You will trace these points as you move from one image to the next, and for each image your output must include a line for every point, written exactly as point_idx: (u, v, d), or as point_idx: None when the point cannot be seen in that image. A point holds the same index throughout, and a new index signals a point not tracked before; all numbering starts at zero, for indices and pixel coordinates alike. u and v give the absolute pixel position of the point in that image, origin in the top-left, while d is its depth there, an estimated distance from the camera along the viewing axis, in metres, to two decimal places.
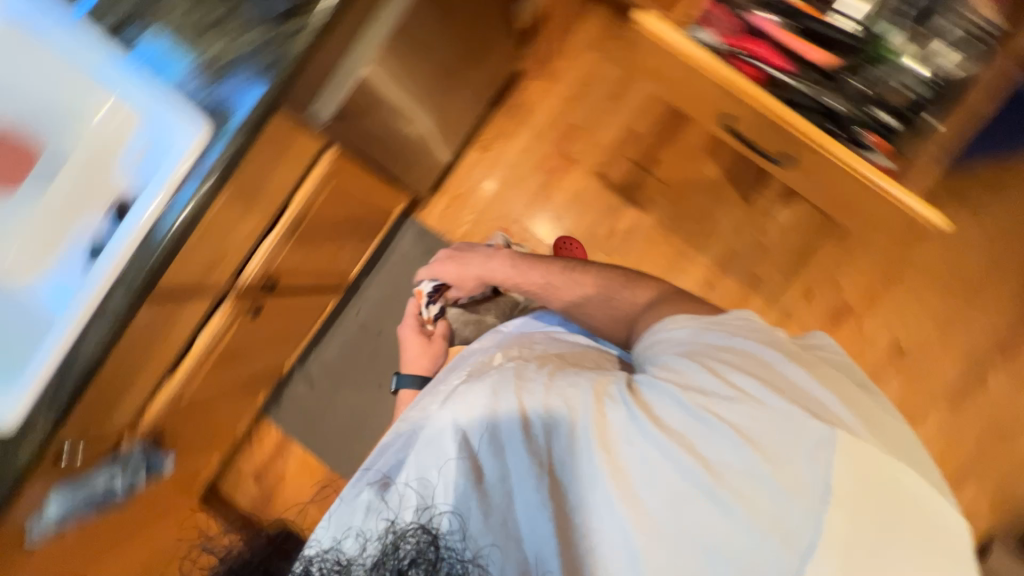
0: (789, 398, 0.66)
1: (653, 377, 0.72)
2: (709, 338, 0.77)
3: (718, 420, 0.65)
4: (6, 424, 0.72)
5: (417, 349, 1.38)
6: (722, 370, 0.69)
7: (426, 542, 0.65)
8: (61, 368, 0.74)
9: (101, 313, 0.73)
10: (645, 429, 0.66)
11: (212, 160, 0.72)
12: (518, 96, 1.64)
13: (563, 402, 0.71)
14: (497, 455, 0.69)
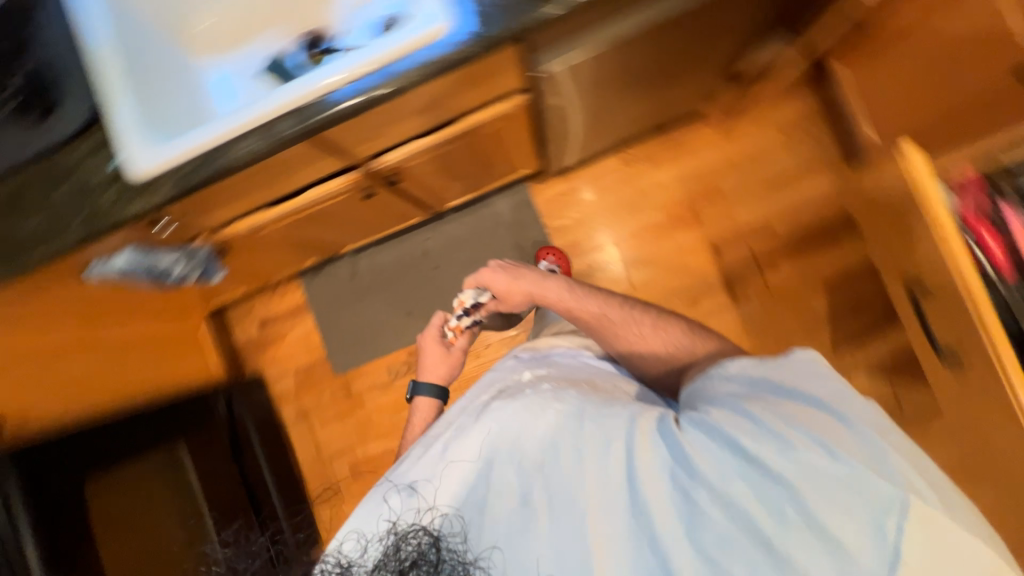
0: (853, 454, 0.61)
1: (700, 418, 0.69)
2: (770, 387, 0.72)
3: (775, 474, 0.61)
4: (139, 173, 0.75)
5: (437, 359, 1.24)
6: (779, 420, 0.65)
7: (429, 544, 0.67)
8: (204, 155, 0.75)
9: (265, 130, 0.74)
10: (690, 469, 0.66)
11: (438, 52, 0.71)
12: (685, 134, 1.59)
13: (607, 433, 0.73)
14: (518, 478, 0.73)
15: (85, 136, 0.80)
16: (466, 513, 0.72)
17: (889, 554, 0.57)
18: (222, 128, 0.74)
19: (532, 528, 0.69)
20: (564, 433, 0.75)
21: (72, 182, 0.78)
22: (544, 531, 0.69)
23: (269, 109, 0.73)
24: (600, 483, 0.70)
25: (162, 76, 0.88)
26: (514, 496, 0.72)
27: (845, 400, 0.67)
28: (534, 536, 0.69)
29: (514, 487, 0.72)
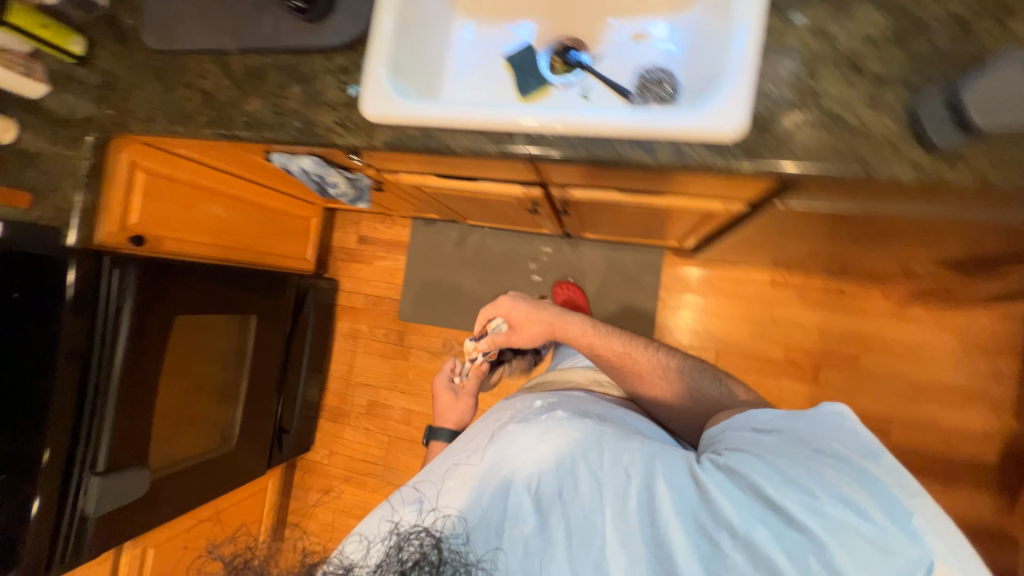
0: (876, 511, 0.59)
1: (718, 464, 0.69)
2: (793, 444, 0.69)
3: (795, 526, 0.61)
4: (366, 112, 0.77)
5: (451, 402, 1.29)
6: (800, 472, 0.64)
7: (432, 543, 0.68)
8: (430, 128, 0.75)
9: (495, 136, 0.72)
10: (704, 512, 0.66)
11: (695, 154, 0.64)
12: (854, 290, 1.42)
13: (619, 469, 0.72)
14: (529, 481, 0.74)
15: (335, 54, 0.81)
16: (471, 514, 0.74)
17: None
18: (462, 115, 0.72)
19: (542, 532, 0.70)
20: (577, 451, 0.75)
21: (305, 89, 0.81)
22: (552, 532, 0.70)
23: (513, 121, 0.70)
24: (611, 509, 0.69)
25: (430, 27, 0.88)
26: (531, 497, 0.73)
27: (872, 458, 0.65)
28: (542, 545, 0.69)
29: (525, 489, 0.74)
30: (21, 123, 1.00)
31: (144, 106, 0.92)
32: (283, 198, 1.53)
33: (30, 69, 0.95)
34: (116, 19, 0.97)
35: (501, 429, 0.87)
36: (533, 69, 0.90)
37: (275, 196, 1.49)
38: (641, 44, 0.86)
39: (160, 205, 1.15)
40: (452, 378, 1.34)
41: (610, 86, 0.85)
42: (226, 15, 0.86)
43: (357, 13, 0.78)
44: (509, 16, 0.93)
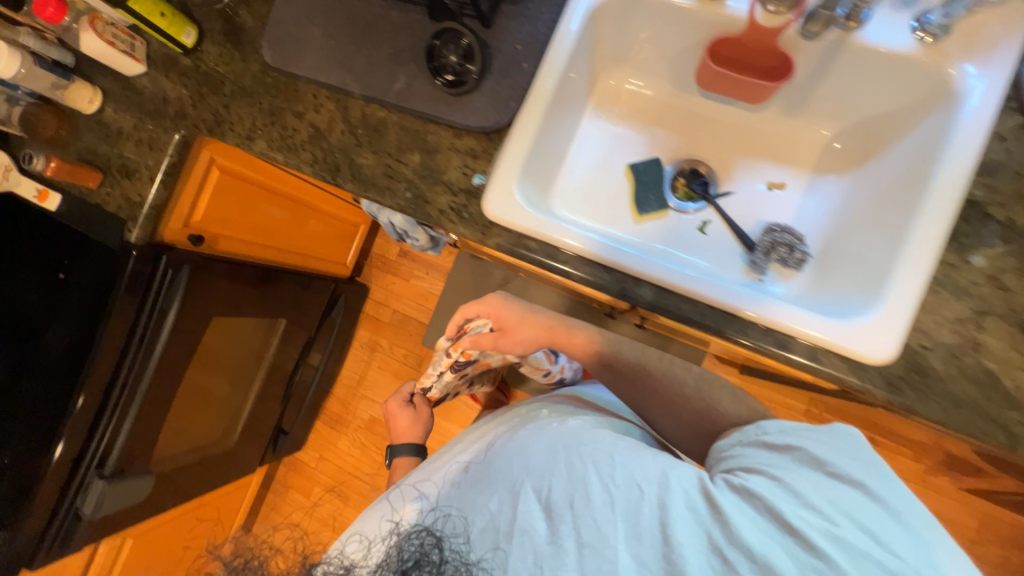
0: (902, 542, 0.55)
1: (733, 485, 0.63)
2: (809, 465, 0.62)
3: (815, 552, 0.55)
4: (488, 207, 0.72)
5: (408, 420, 1.26)
6: (824, 496, 0.59)
7: (432, 544, 0.63)
8: (552, 246, 0.71)
9: (623, 279, 0.68)
10: (719, 534, 0.59)
11: (830, 364, 0.61)
12: (889, 446, 1.41)
13: (635, 483, 0.64)
14: (536, 480, 0.68)
15: (467, 134, 0.76)
16: (476, 509, 0.68)
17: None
18: (590, 244, 0.68)
19: (548, 540, 0.62)
20: (584, 458, 0.69)
21: (425, 161, 0.77)
22: (558, 532, 0.62)
23: (644, 269, 0.66)
24: (623, 517, 0.61)
25: (563, 125, 0.83)
26: (542, 504, 0.65)
27: (893, 484, 0.59)
28: (545, 553, 0.61)
29: (533, 490, 0.67)
30: (108, 93, 0.95)
31: (245, 120, 0.86)
32: (340, 203, 1.47)
33: (134, 46, 0.90)
34: (234, 17, 0.90)
35: (509, 437, 0.83)
36: (655, 186, 0.86)
37: (332, 201, 1.44)
38: (775, 195, 0.82)
39: (226, 203, 1.09)
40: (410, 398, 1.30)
41: (732, 229, 0.82)
42: (359, 56, 0.81)
43: (503, 103, 0.73)
44: (640, 124, 0.89)
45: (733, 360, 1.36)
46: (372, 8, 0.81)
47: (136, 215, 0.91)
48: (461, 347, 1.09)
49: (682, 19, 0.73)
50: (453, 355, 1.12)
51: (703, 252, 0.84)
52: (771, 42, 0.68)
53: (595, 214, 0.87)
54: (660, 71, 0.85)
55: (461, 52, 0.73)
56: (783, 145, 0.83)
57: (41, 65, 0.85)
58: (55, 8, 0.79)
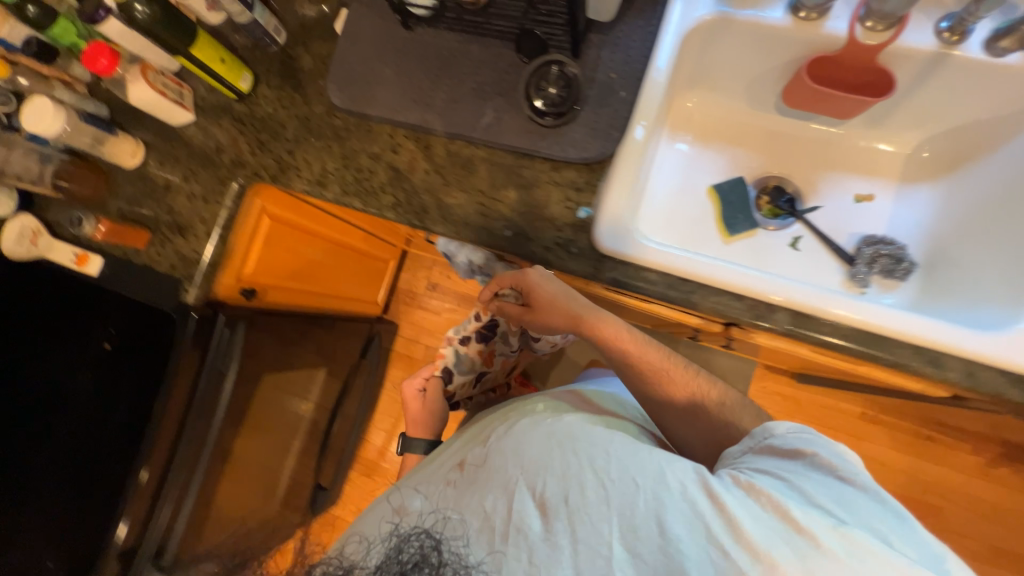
0: (903, 539, 0.50)
1: (739, 483, 0.57)
2: (814, 465, 0.57)
3: (822, 550, 0.49)
4: (604, 244, 0.69)
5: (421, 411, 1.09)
6: (822, 493, 0.54)
7: (431, 546, 0.62)
8: (675, 278, 0.68)
9: (756, 306, 0.66)
10: (721, 529, 0.53)
11: (988, 379, 0.60)
12: (949, 441, 1.41)
13: (629, 479, 0.59)
14: (529, 477, 0.63)
15: (566, 166, 0.73)
16: (468, 509, 0.64)
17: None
18: (713, 271, 0.66)
19: (542, 536, 0.58)
20: (578, 456, 0.64)
21: (522, 197, 0.73)
22: (552, 532, 0.58)
23: (775, 293, 0.64)
24: (615, 514, 0.57)
25: (651, 152, 0.81)
26: (535, 501, 0.61)
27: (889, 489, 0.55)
28: (537, 552, 0.57)
29: (525, 487, 0.62)
30: (150, 146, 0.88)
31: (313, 164, 0.81)
32: (375, 242, 1.41)
33: (182, 95, 0.84)
34: (291, 59, 0.85)
35: (502, 428, 0.76)
36: (742, 206, 0.85)
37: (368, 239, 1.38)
38: (864, 207, 0.82)
39: (274, 252, 1.02)
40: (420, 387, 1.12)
41: (829, 245, 0.81)
42: (438, 93, 0.77)
43: (603, 132, 0.71)
44: (717, 144, 0.88)
45: (793, 370, 1.34)
46: (448, 43, 0.78)
47: (193, 274, 0.84)
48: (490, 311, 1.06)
49: (775, 40, 0.72)
50: (480, 319, 1.08)
51: (800, 268, 0.82)
52: (871, 60, 0.69)
53: (684, 237, 0.85)
54: (738, 91, 0.84)
55: (559, 82, 0.71)
56: (864, 158, 0.83)
57: (85, 120, 0.79)
58: (108, 59, 0.73)
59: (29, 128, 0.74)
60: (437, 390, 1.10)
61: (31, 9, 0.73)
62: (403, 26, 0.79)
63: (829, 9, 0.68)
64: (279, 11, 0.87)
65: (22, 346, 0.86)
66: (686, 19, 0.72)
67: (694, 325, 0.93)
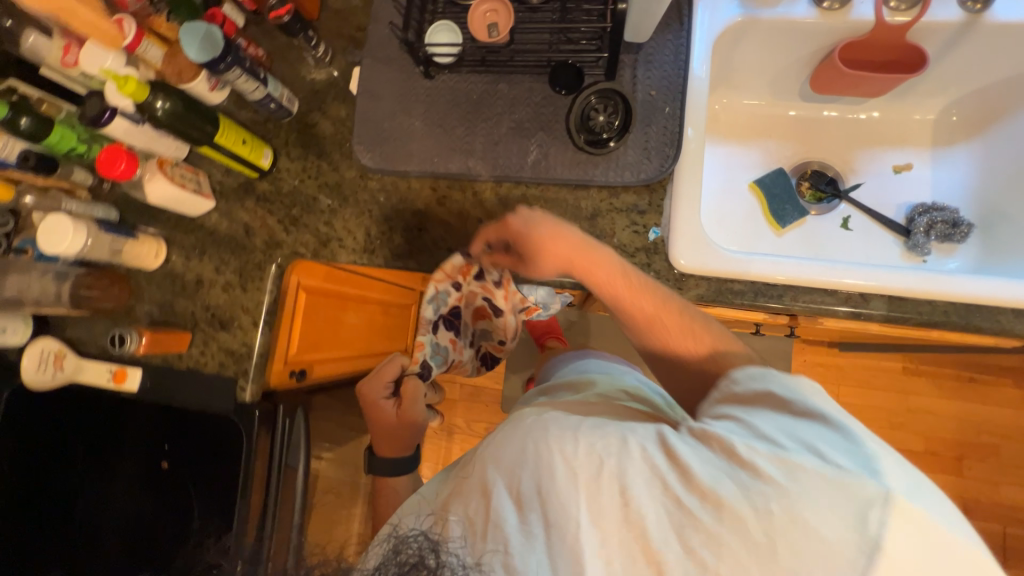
0: (838, 448, 0.44)
1: (693, 433, 0.50)
2: (761, 404, 0.51)
3: (764, 479, 0.44)
4: (684, 263, 0.68)
5: (397, 414, 0.90)
6: (764, 422, 0.48)
7: (428, 546, 0.49)
8: (761, 283, 0.67)
9: (847, 297, 0.66)
10: (672, 479, 0.46)
11: None
12: (990, 379, 1.45)
13: (589, 453, 0.48)
14: (504, 469, 0.50)
15: (623, 190, 0.71)
16: (457, 503, 0.51)
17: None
18: (803, 273, 0.65)
19: (519, 530, 0.47)
20: (545, 435, 0.50)
21: (587, 228, 0.71)
22: (529, 527, 0.47)
23: (870, 283, 0.64)
24: (581, 490, 0.47)
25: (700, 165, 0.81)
26: (509, 496, 0.49)
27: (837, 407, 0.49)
28: (514, 547, 0.47)
29: (501, 482, 0.49)
30: (170, 241, 0.83)
31: (356, 233, 0.77)
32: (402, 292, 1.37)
33: (200, 183, 0.79)
34: (309, 126, 0.82)
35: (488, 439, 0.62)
36: (788, 196, 0.84)
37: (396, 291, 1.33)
38: (906, 176, 0.83)
39: (314, 325, 0.96)
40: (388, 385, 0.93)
41: (881, 219, 0.81)
42: (476, 138, 0.75)
43: (657, 151, 0.70)
44: (748, 139, 0.88)
45: (835, 340, 1.35)
46: (474, 85, 0.76)
47: (246, 368, 0.78)
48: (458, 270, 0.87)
49: (801, 34, 0.73)
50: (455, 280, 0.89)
51: (859, 247, 0.82)
52: (900, 40, 0.70)
53: (739, 236, 0.83)
54: (762, 86, 0.84)
55: (605, 110, 0.70)
56: (894, 132, 0.85)
57: (105, 228, 0.74)
58: (127, 162, 0.68)
59: (48, 249, 0.68)
60: (415, 398, 0.91)
61: (26, 120, 0.68)
62: (426, 76, 0.76)
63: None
64: (287, 80, 0.83)
65: (79, 474, 0.81)
66: (713, 28, 0.73)
67: (758, 320, 0.92)
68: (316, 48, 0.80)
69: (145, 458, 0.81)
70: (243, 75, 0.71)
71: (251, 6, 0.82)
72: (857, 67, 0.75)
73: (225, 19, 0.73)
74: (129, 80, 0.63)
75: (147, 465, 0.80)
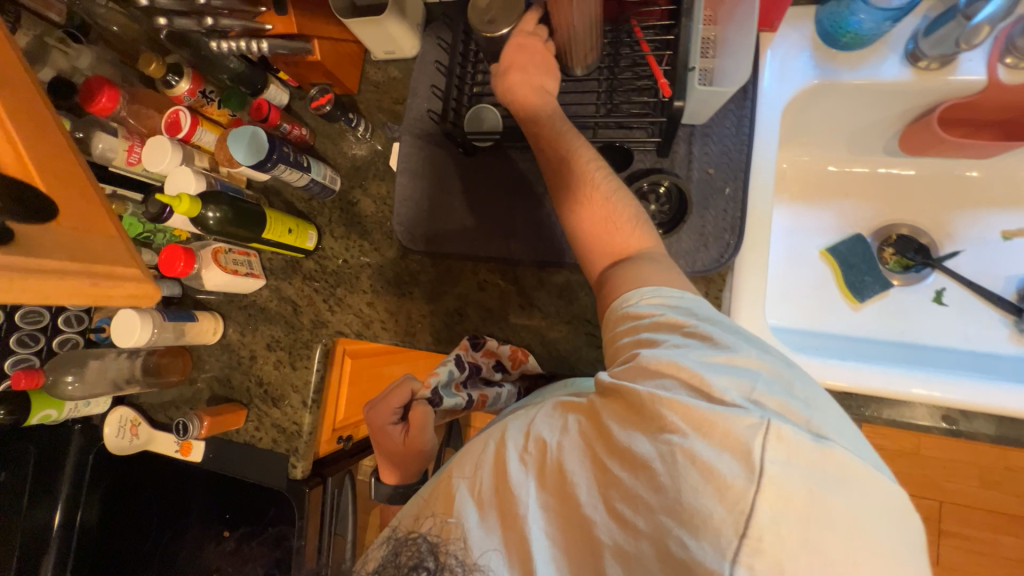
0: (725, 379, 0.40)
1: (603, 386, 0.44)
2: (656, 336, 0.47)
3: (665, 428, 0.39)
4: None
5: (403, 445, 0.68)
6: (656, 356, 0.44)
7: (428, 549, 0.45)
8: (840, 392, 0.61)
9: (944, 414, 0.58)
10: (590, 446, 0.44)
11: None
12: None
13: (522, 436, 0.47)
14: (466, 472, 0.47)
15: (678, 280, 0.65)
16: (435, 502, 0.48)
17: (782, 532, 0.33)
18: (888, 385, 0.58)
19: (480, 529, 0.45)
20: (498, 432, 0.49)
21: None
22: (491, 524, 0.45)
23: (971, 402, 0.56)
24: (532, 478, 0.45)
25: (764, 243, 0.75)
26: (471, 498, 0.46)
27: (738, 337, 0.45)
28: (473, 542, 0.44)
29: (464, 485, 0.47)
30: (226, 317, 0.86)
31: (398, 315, 0.77)
32: None
33: (251, 264, 0.81)
34: (351, 205, 0.82)
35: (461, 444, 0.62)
36: (868, 266, 0.75)
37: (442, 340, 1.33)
38: (1018, 244, 0.71)
39: (361, 389, 0.98)
40: (394, 417, 0.68)
41: (987, 297, 0.70)
42: (517, 221, 0.72)
43: (715, 238, 0.63)
44: (820, 200, 0.79)
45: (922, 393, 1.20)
46: (516, 165, 0.73)
47: (296, 446, 0.80)
48: (502, 348, 0.73)
49: (889, 95, 0.63)
50: (496, 354, 0.73)
51: (957, 329, 0.71)
52: (1018, 98, 0.59)
53: (810, 313, 0.75)
54: (839, 143, 0.75)
55: (655, 197, 0.65)
56: (1007, 192, 0.73)
57: (169, 317, 0.78)
58: (185, 260, 0.72)
59: (121, 342, 0.74)
60: (425, 425, 0.67)
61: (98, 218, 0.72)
62: (465, 154, 0.73)
63: (957, 55, 0.59)
64: (330, 157, 0.83)
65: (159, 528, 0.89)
66: (782, 96, 0.65)
67: None
68: (357, 128, 0.80)
69: (207, 515, 0.87)
70: (289, 169, 0.71)
71: (293, 83, 0.83)
72: (957, 129, 0.65)
73: (271, 109, 0.74)
74: (183, 199, 0.65)
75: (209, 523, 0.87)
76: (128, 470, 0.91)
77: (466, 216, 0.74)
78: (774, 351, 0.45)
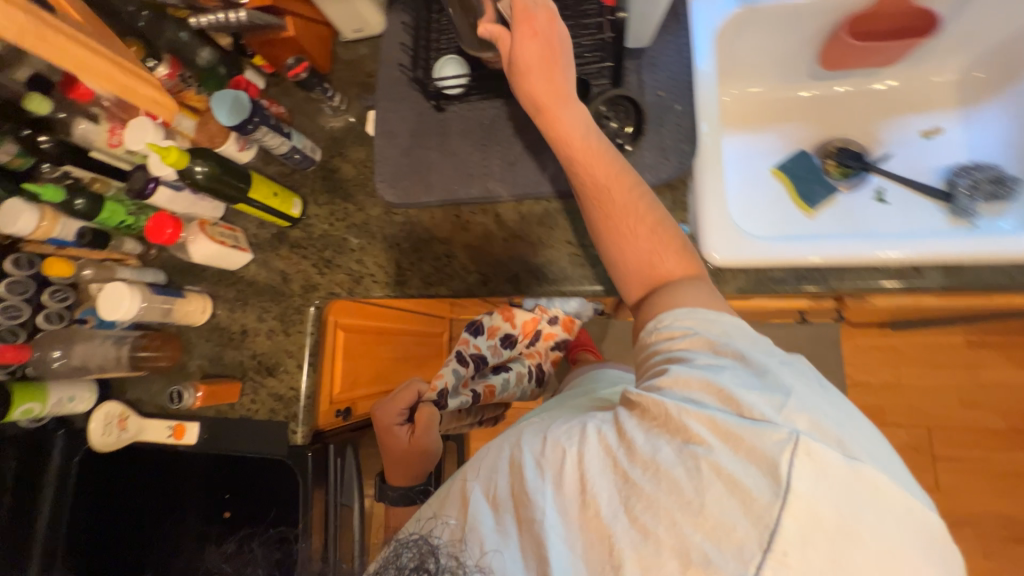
0: (759, 397, 0.41)
1: (628, 400, 0.46)
2: (687, 354, 0.48)
3: (693, 440, 0.41)
4: (720, 257, 0.67)
5: (408, 443, 0.71)
6: (688, 372, 0.45)
7: (428, 549, 0.47)
8: (803, 269, 0.67)
9: (904, 272, 0.65)
10: (620, 455, 0.44)
11: None
12: None
13: (545, 444, 0.47)
14: (481, 475, 0.50)
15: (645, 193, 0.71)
16: (446, 506, 0.51)
17: (804, 544, 0.35)
18: (845, 254, 0.64)
19: (493, 530, 0.46)
20: (519, 439, 0.50)
21: None
22: (505, 528, 0.46)
23: (922, 256, 0.63)
24: (549, 483, 0.45)
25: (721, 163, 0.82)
26: (486, 499, 0.48)
27: (773, 355, 0.46)
28: (489, 547, 0.46)
29: (478, 487, 0.49)
30: (213, 297, 0.86)
31: (386, 266, 0.80)
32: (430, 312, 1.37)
33: (238, 239, 0.83)
34: (333, 171, 0.85)
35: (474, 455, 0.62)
36: (813, 177, 0.83)
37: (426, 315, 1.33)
38: (937, 141, 0.81)
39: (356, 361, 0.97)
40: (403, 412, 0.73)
41: (917, 188, 0.78)
42: (492, 163, 0.76)
43: (674, 149, 0.69)
44: (763, 126, 0.87)
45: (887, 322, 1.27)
46: (485, 113, 0.77)
47: (296, 412, 0.79)
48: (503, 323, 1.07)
49: (805, 15, 0.73)
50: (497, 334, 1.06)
51: (901, 221, 0.78)
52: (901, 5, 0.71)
53: (772, 224, 0.81)
54: (770, 71, 0.84)
55: (617, 115, 0.70)
56: (911, 89, 0.84)
57: (157, 291, 0.78)
58: (173, 227, 0.73)
59: (109, 313, 0.74)
60: (432, 425, 0.71)
61: (81, 201, 0.74)
62: (437, 109, 0.78)
63: None
64: (308, 132, 0.87)
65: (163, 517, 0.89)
66: (713, 25, 0.74)
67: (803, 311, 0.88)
68: (333, 99, 0.85)
69: (209, 507, 0.88)
70: (271, 132, 0.75)
71: (267, 69, 0.88)
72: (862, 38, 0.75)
73: (249, 84, 0.79)
74: (172, 151, 0.66)
75: (211, 512, 0.88)
76: (118, 468, 0.90)
77: (443, 167, 0.78)
78: (811, 371, 0.45)
